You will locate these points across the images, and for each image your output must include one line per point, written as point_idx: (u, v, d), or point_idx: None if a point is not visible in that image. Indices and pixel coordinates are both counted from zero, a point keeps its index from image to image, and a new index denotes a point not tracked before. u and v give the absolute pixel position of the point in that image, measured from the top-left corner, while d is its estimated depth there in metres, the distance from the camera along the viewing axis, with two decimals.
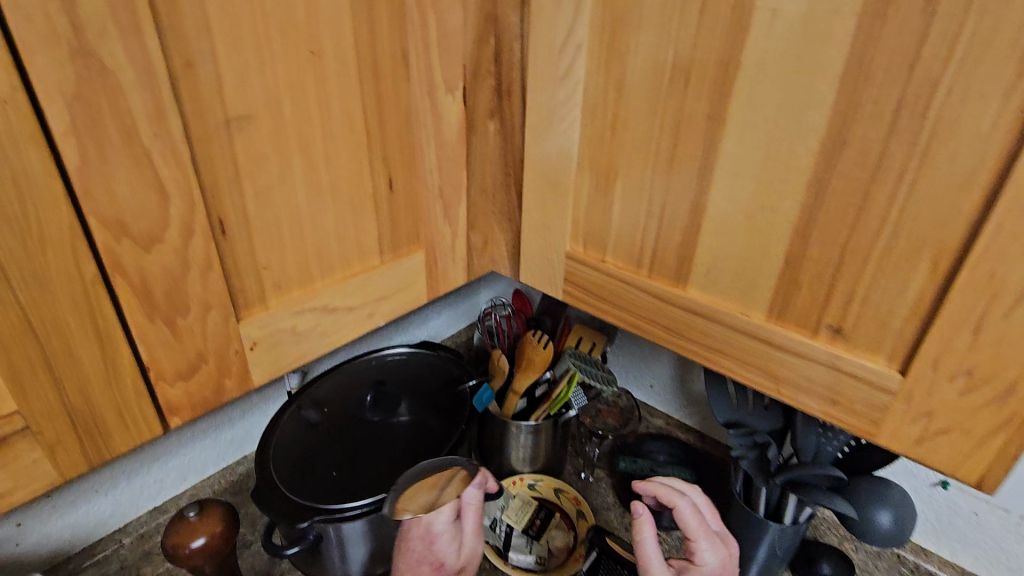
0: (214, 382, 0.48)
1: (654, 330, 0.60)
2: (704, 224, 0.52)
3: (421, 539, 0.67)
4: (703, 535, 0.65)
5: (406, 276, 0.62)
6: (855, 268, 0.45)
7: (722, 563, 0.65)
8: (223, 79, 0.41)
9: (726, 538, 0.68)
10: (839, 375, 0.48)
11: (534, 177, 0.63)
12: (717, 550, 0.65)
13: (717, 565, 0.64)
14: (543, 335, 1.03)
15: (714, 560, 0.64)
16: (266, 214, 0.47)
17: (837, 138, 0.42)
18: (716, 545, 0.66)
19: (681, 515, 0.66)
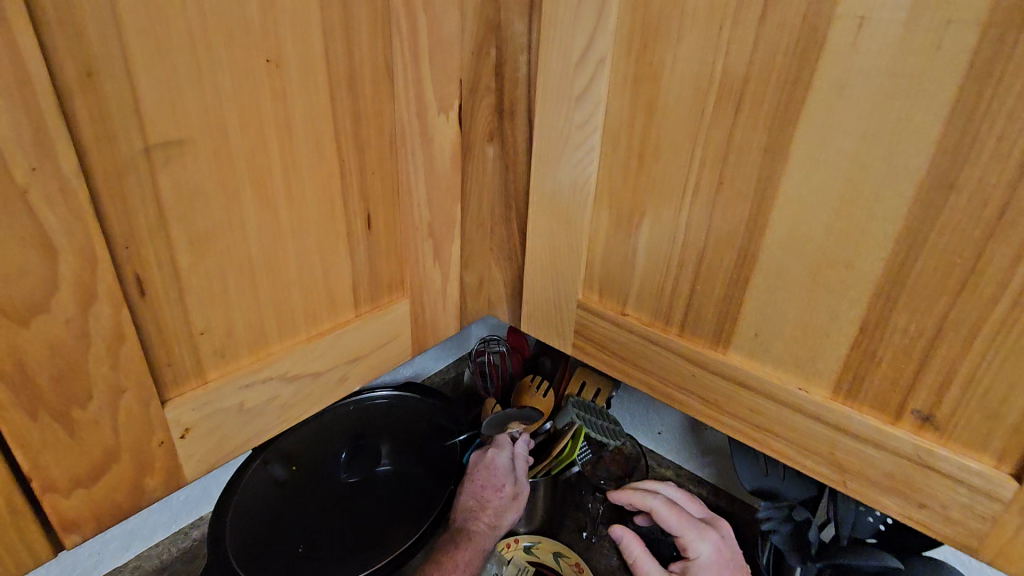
0: (131, 484, 0.37)
1: (685, 399, 0.51)
2: (754, 277, 0.43)
3: (483, 468, 0.83)
4: (690, 529, 0.68)
5: (387, 330, 0.52)
6: (955, 345, 0.36)
7: (720, 549, 0.68)
8: (141, 95, 0.31)
9: (714, 521, 0.72)
10: (929, 474, 0.39)
11: (541, 213, 0.53)
12: (708, 538, 0.68)
13: (717, 551, 0.67)
14: (542, 382, 0.95)
15: (710, 552, 0.67)
16: (207, 267, 0.37)
17: (943, 183, 0.33)
18: (705, 533, 0.69)
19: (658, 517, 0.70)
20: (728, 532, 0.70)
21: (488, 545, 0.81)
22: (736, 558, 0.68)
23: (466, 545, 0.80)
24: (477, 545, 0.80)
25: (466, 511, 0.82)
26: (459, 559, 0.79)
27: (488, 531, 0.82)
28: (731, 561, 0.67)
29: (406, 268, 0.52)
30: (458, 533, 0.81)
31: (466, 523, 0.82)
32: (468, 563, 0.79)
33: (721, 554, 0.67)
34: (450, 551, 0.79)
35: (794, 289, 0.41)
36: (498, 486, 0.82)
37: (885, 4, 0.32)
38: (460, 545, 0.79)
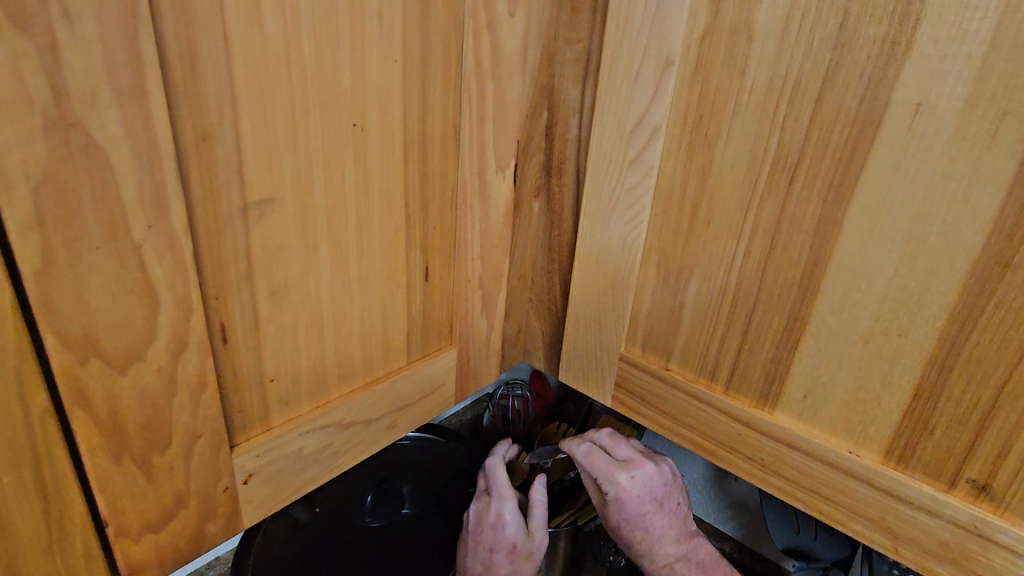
0: (193, 531, 0.37)
1: (728, 455, 0.51)
2: (803, 341, 0.44)
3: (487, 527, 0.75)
4: (602, 474, 0.68)
5: (436, 378, 0.53)
6: (1011, 417, 0.36)
7: (629, 492, 0.68)
8: (245, 157, 0.33)
9: (634, 463, 0.69)
10: (985, 544, 0.39)
11: (586, 268, 0.55)
12: (619, 482, 0.67)
13: (628, 494, 0.68)
14: (566, 427, 0.95)
15: (618, 493, 0.68)
16: (282, 316, 0.38)
17: (999, 260, 0.34)
18: (618, 475, 0.68)
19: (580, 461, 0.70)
20: (646, 477, 0.68)
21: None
22: (652, 497, 0.69)
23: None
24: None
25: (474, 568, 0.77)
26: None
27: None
28: (642, 500, 0.68)
29: (455, 318, 0.53)
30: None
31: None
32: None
33: (630, 496, 0.68)
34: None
35: (845, 354, 0.42)
36: (510, 539, 0.75)
37: (939, 95, 0.34)
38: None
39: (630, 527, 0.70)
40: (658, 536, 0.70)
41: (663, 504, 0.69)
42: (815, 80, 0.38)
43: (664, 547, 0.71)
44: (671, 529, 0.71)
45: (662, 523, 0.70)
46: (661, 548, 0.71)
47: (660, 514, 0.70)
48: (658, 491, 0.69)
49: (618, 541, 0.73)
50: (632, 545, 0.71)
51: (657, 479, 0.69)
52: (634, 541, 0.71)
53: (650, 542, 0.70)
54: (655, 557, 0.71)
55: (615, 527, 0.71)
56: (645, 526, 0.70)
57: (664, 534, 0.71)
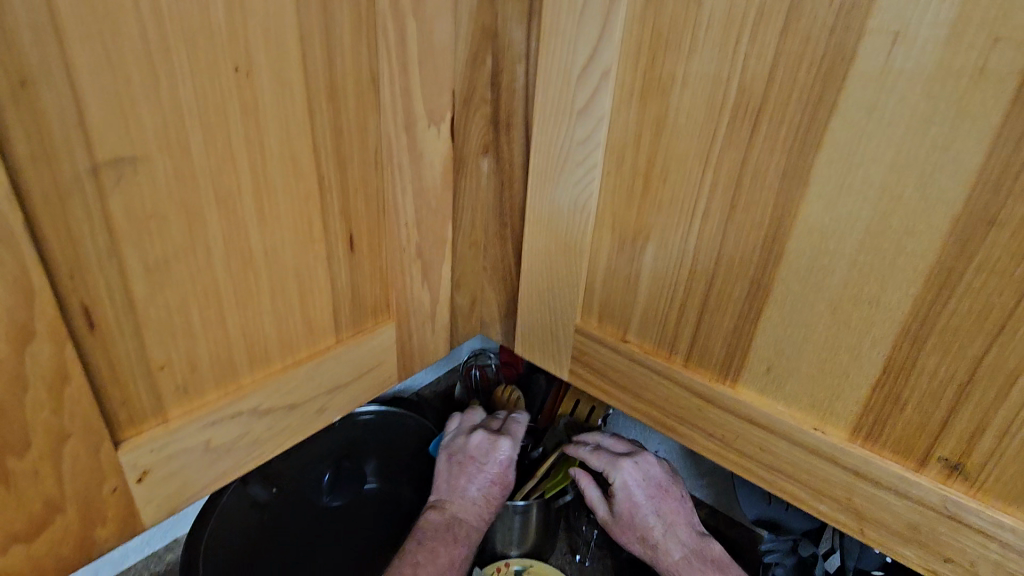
0: (78, 538, 0.33)
1: (690, 433, 0.47)
2: (766, 310, 0.40)
3: (494, 460, 0.75)
4: (607, 463, 0.69)
5: (373, 355, 0.48)
6: (989, 393, 0.32)
7: (634, 476, 0.69)
8: (88, 109, 0.27)
9: (634, 452, 0.71)
10: (955, 528, 0.36)
11: (537, 232, 0.50)
12: (624, 468, 0.69)
13: (634, 477, 0.69)
14: (516, 392, 0.93)
15: (625, 480, 0.68)
16: (167, 296, 0.33)
17: (983, 216, 0.30)
18: (622, 463, 0.69)
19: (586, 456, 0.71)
20: (648, 462, 0.70)
21: (478, 538, 0.75)
22: (655, 482, 0.70)
23: (462, 538, 0.73)
24: (469, 536, 0.74)
25: (456, 494, 0.76)
26: (451, 555, 0.72)
27: (478, 524, 0.76)
28: (647, 486, 0.70)
29: (392, 291, 0.48)
30: (451, 518, 0.75)
31: (455, 508, 0.76)
32: (461, 562, 0.73)
33: (636, 483, 0.69)
34: (442, 542, 0.72)
35: (812, 325, 0.38)
36: (503, 476, 0.77)
37: (923, 21, 0.29)
38: (457, 538, 0.73)
39: (641, 515, 0.69)
40: (668, 523, 0.70)
41: (667, 488, 0.71)
42: (779, 8, 0.32)
43: (676, 535, 0.70)
44: (678, 515, 0.71)
45: (669, 509, 0.71)
46: (674, 537, 0.70)
47: (666, 501, 0.71)
48: (658, 477, 0.71)
49: (632, 538, 0.71)
50: (645, 536, 0.69)
51: (656, 466, 0.72)
52: (648, 531, 0.69)
53: (662, 531, 0.70)
54: (670, 546, 0.69)
55: (628, 520, 0.70)
56: (654, 512, 0.70)
57: (673, 520, 0.70)
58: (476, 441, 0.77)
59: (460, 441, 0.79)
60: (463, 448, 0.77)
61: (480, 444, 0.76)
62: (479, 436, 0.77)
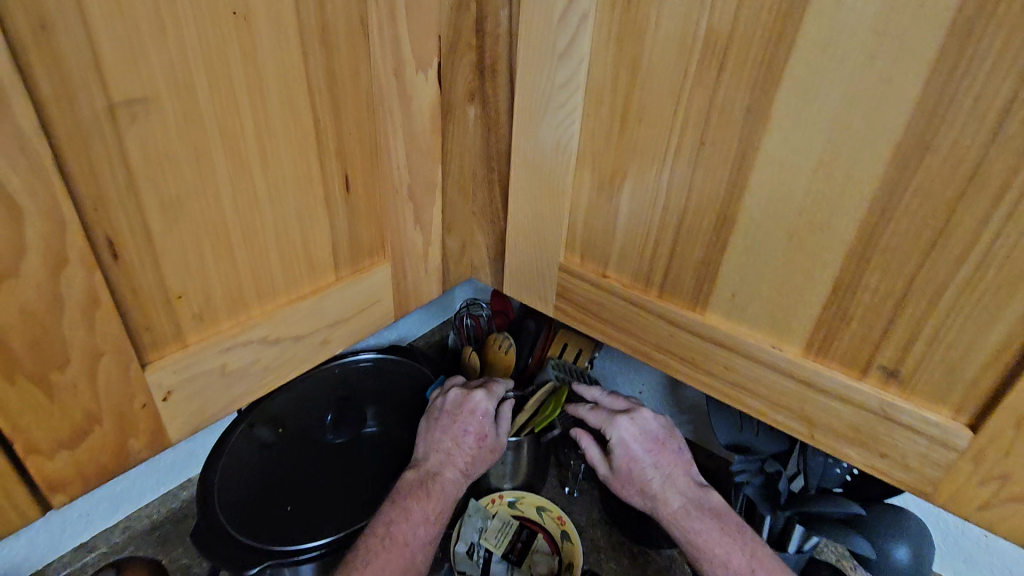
0: (114, 448, 0.37)
1: (664, 358, 0.52)
2: (731, 239, 0.43)
3: (470, 413, 0.79)
4: (604, 420, 0.71)
5: (369, 293, 0.51)
6: (922, 305, 0.37)
7: (630, 431, 0.69)
8: (101, 51, 0.29)
9: (631, 409, 0.71)
10: (890, 426, 0.41)
11: (523, 174, 0.53)
12: (620, 424, 0.69)
13: (630, 433, 0.69)
14: (507, 339, 0.96)
15: (621, 436, 0.69)
16: (181, 231, 0.36)
17: (919, 144, 0.33)
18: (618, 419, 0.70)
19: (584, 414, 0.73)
20: (643, 417, 0.70)
21: (455, 492, 0.76)
22: (653, 436, 0.70)
23: (436, 491, 0.74)
24: (444, 490, 0.75)
25: (433, 450, 0.78)
26: (425, 508, 0.73)
27: (456, 478, 0.77)
28: (644, 441, 0.70)
29: (387, 232, 0.51)
30: (427, 474, 0.76)
31: (431, 465, 0.77)
32: (436, 518, 0.74)
33: (633, 438, 0.69)
34: (416, 496, 0.73)
35: (772, 251, 0.42)
36: (481, 430, 0.79)
37: None
38: (432, 490, 0.74)
39: (640, 468, 0.69)
40: (666, 475, 0.69)
41: (665, 443, 0.70)
42: None
43: (674, 486, 0.68)
44: (677, 467, 0.70)
45: (669, 461, 0.69)
46: (673, 488, 0.68)
47: (664, 453, 0.70)
48: (658, 432, 0.71)
49: (632, 491, 0.70)
50: (644, 488, 0.69)
51: (654, 421, 0.71)
52: (646, 483, 0.69)
53: (661, 482, 0.69)
54: (668, 497, 0.68)
55: (626, 474, 0.70)
56: (651, 465, 0.69)
57: (672, 471, 0.69)
58: (451, 397, 0.81)
59: (439, 401, 0.82)
60: (440, 406, 0.81)
61: (456, 399, 0.80)
62: (454, 393, 0.81)
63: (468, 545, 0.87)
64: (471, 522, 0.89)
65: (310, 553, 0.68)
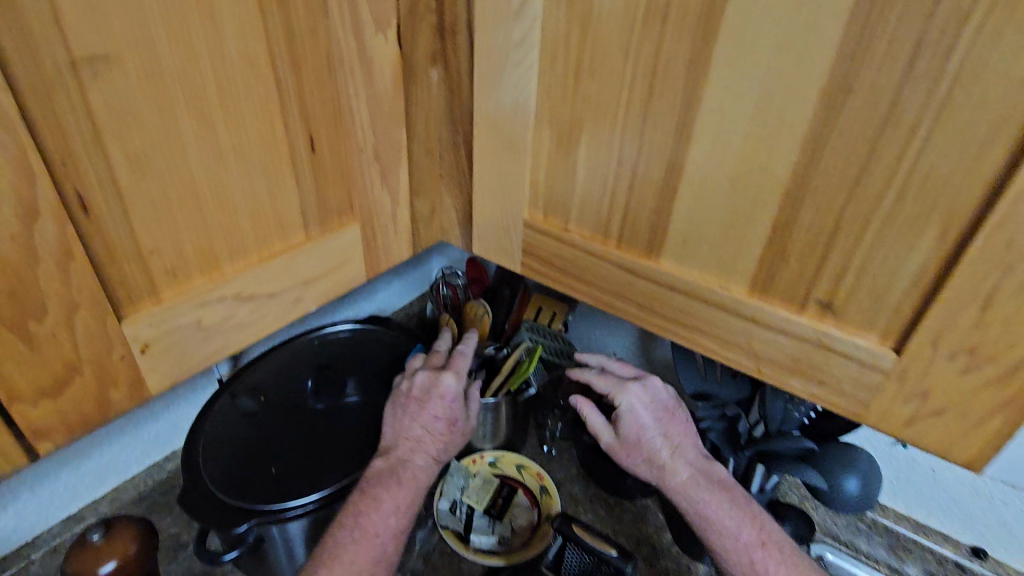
0: (94, 397, 0.39)
1: (625, 307, 0.54)
2: (681, 187, 0.46)
3: (439, 398, 0.81)
4: (615, 386, 0.74)
5: (340, 253, 0.53)
6: (850, 240, 0.40)
7: (640, 397, 0.72)
8: (60, 6, 0.30)
9: (641, 378, 0.75)
10: (826, 355, 0.44)
11: (485, 135, 0.55)
12: (631, 389, 0.73)
13: (641, 399, 0.72)
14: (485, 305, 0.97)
15: (633, 401, 0.72)
16: (149, 186, 0.37)
17: (842, 86, 0.36)
18: (629, 386, 0.74)
19: (594, 381, 0.76)
20: (654, 386, 0.74)
21: (424, 477, 0.79)
22: (662, 405, 0.73)
23: (407, 479, 0.77)
24: (414, 476, 0.78)
25: (401, 436, 0.79)
26: (396, 496, 0.75)
27: (425, 463, 0.80)
28: (654, 408, 0.72)
29: (355, 193, 0.53)
30: (397, 461, 0.78)
31: (401, 452, 0.79)
32: (407, 506, 0.76)
33: (643, 405, 0.72)
34: (388, 485, 0.75)
35: (718, 197, 0.44)
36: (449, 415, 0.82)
37: None
38: (403, 479, 0.76)
39: (649, 435, 0.71)
40: (674, 444, 0.71)
41: (673, 412, 0.73)
42: None
43: (683, 456, 0.70)
44: (685, 438, 0.72)
45: (676, 431, 0.72)
46: (681, 458, 0.70)
47: (673, 423, 0.72)
48: (667, 402, 0.74)
49: (639, 460, 0.72)
50: (652, 457, 0.71)
51: (663, 391, 0.75)
52: (654, 451, 0.70)
53: (669, 451, 0.70)
54: (677, 466, 0.70)
55: (635, 440, 0.72)
56: (660, 433, 0.71)
57: (680, 441, 0.71)
58: (419, 382, 0.82)
59: (404, 385, 0.83)
60: (407, 390, 0.82)
61: (424, 384, 0.82)
62: (421, 378, 0.82)
63: (451, 502, 0.92)
64: (453, 481, 0.93)
65: (291, 514, 0.69)
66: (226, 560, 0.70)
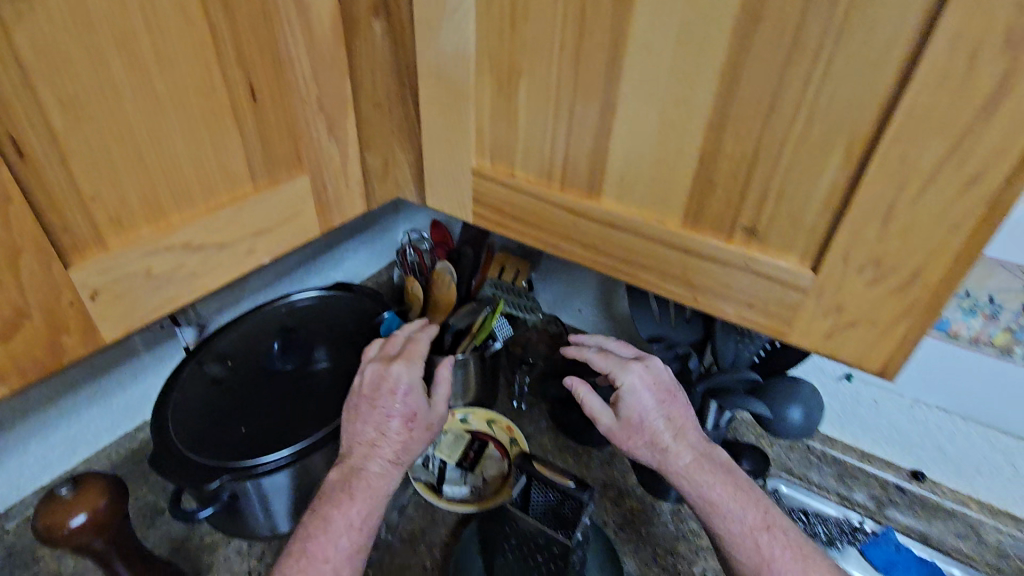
0: (46, 344, 0.40)
1: (571, 248, 0.57)
2: (615, 126, 0.48)
3: (390, 391, 0.70)
4: (616, 365, 0.71)
5: (290, 205, 0.54)
6: (768, 165, 0.42)
7: (643, 378, 0.69)
8: None
9: (642, 357, 0.72)
10: (752, 279, 0.47)
11: (429, 84, 0.55)
12: (634, 369, 0.69)
13: (643, 379, 0.69)
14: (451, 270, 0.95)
15: (635, 381, 0.69)
16: (85, 131, 0.38)
17: (751, 15, 0.38)
18: (631, 365, 0.71)
19: (593, 359, 0.73)
20: (657, 366, 0.71)
21: (386, 488, 0.68)
22: (665, 386, 0.70)
23: (362, 491, 0.66)
24: (373, 488, 0.67)
25: (357, 440, 0.70)
26: (351, 512, 0.65)
27: (387, 470, 0.69)
28: (657, 389, 0.69)
29: (301, 144, 0.53)
30: (352, 469, 0.68)
31: (357, 459, 0.69)
32: (364, 523, 0.65)
33: (645, 385, 0.69)
34: (340, 500, 0.65)
35: (649, 133, 0.46)
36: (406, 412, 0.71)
37: None
38: (355, 491, 0.65)
39: (651, 417, 0.68)
40: (677, 427, 0.68)
41: (676, 393, 0.70)
42: None
43: (685, 439, 0.68)
44: (686, 420, 0.69)
45: (679, 413, 0.69)
46: (683, 441, 0.68)
47: (676, 406, 0.69)
48: (668, 383, 0.71)
49: (639, 444, 0.69)
50: (655, 441, 0.68)
51: (665, 371, 0.72)
52: (656, 433, 0.67)
53: (671, 434, 0.68)
54: (678, 450, 0.67)
55: (637, 422, 0.68)
56: (663, 416, 0.68)
57: (682, 424, 0.69)
58: (368, 376, 0.72)
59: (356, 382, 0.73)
60: (358, 387, 0.72)
61: (372, 378, 0.72)
62: (370, 370, 0.72)
63: (424, 457, 0.95)
64: None
65: (260, 469, 0.71)
66: (201, 517, 0.71)
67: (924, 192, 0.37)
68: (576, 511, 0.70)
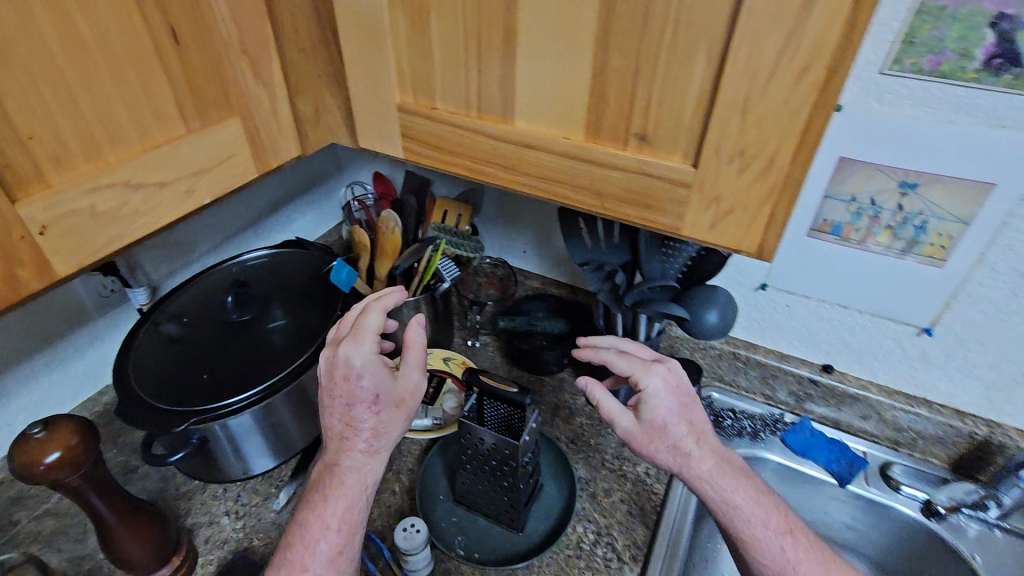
0: (3, 277, 0.43)
1: (492, 172, 0.62)
2: (518, 50, 0.53)
3: (343, 381, 0.67)
4: (639, 367, 0.71)
5: (225, 147, 0.57)
6: (648, 74, 0.48)
7: (666, 380, 0.70)
8: None
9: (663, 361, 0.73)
10: (648, 181, 0.54)
11: (347, 24, 0.59)
12: (657, 372, 0.70)
13: (665, 381, 0.70)
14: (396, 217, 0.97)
15: (658, 383, 0.69)
16: (15, 72, 0.41)
17: None
18: (653, 368, 0.71)
19: (613, 362, 0.73)
20: (676, 369, 0.72)
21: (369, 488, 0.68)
22: (685, 390, 0.71)
23: (339, 490, 0.67)
24: (350, 486, 0.67)
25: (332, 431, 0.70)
26: (332, 517, 0.66)
27: (365, 462, 0.68)
28: (677, 392, 0.70)
29: (229, 87, 0.56)
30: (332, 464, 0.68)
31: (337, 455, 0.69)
32: (341, 523, 0.66)
33: (667, 388, 0.69)
34: (315, 501, 0.67)
35: (548, 54, 0.52)
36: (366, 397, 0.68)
37: None
38: (331, 493, 0.66)
39: (673, 421, 0.68)
40: (698, 433, 0.68)
41: (695, 397, 0.71)
42: None
43: (706, 443, 0.68)
44: (706, 425, 0.70)
45: (699, 416, 0.70)
46: (704, 446, 0.68)
47: (696, 410, 0.70)
48: (688, 387, 0.72)
49: (660, 448, 0.68)
50: (678, 445, 0.67)
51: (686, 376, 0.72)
52: (680, 438, 0.67)
53: (693, 440, 0.68)
54: (700, 454, 0.67)
55: (659, 425, 0.68)
56: (683, 419, 0.68)
57: (703, 428, 0.69)
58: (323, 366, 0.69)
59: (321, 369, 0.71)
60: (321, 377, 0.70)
61: (328, 368, 0.69)
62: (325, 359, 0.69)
63: None
64: None
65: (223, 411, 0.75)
66: (173, 462, 0.75)
67: (769, 84, 0.44)
68: (523, 419, 0.77)
